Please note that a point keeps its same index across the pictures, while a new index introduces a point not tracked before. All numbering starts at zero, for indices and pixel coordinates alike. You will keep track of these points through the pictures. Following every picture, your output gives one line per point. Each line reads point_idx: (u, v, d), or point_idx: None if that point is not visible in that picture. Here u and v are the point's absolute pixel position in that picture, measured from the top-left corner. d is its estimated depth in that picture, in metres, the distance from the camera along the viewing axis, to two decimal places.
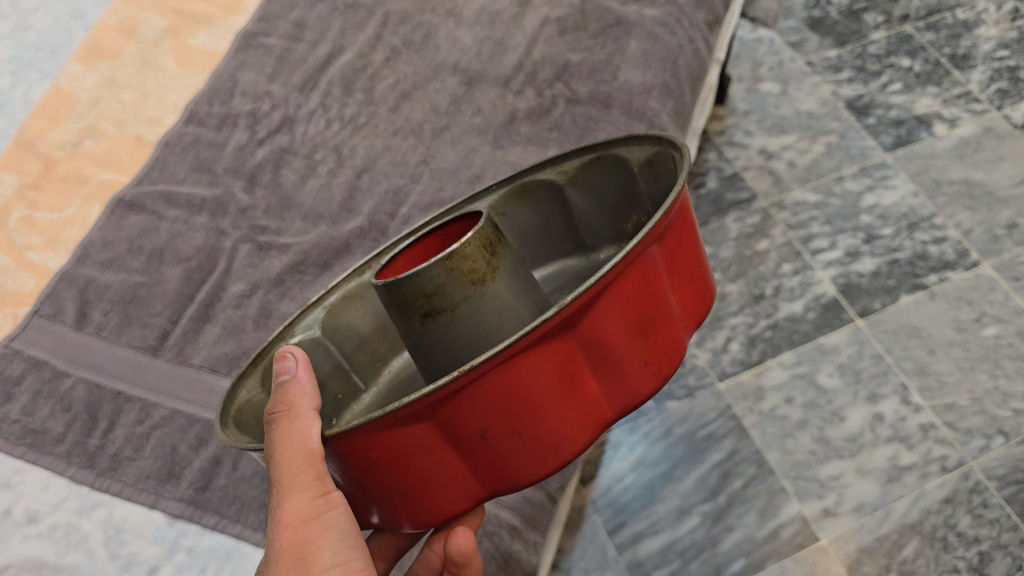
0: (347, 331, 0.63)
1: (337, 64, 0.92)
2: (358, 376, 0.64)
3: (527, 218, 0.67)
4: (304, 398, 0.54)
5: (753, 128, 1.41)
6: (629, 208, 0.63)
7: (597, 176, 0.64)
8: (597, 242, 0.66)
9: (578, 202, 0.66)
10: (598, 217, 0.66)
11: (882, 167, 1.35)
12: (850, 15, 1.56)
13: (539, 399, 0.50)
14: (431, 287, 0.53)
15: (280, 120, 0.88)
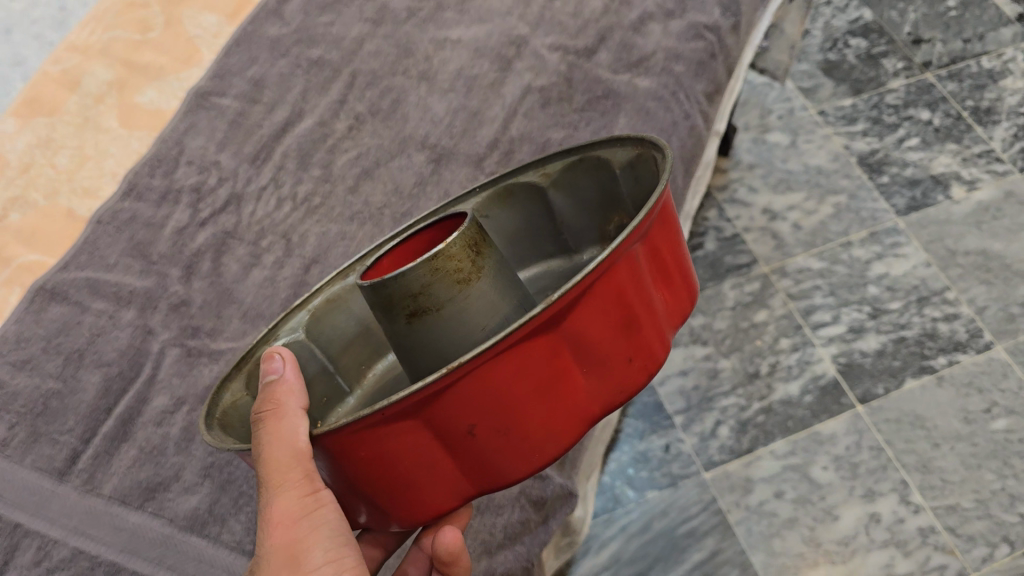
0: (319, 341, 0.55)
1: (294, 133, 0.84)
2: (342, 381, 0.57)
3: (508, 221, 0.59)
4: (293, 395, 0.49)
5: (757, 183, 1.32)
6: (612, 210, 0.57)
7: (581, 178, 0.57)
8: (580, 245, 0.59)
9: (559, 206, 0.59)
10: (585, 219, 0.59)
11: (892, 232, 1.27)
12: (869, 60, 1.46)
13: (523, 401, 0.44)
14: (417, 285, 0.46)
15: (227, 197, 0.80)
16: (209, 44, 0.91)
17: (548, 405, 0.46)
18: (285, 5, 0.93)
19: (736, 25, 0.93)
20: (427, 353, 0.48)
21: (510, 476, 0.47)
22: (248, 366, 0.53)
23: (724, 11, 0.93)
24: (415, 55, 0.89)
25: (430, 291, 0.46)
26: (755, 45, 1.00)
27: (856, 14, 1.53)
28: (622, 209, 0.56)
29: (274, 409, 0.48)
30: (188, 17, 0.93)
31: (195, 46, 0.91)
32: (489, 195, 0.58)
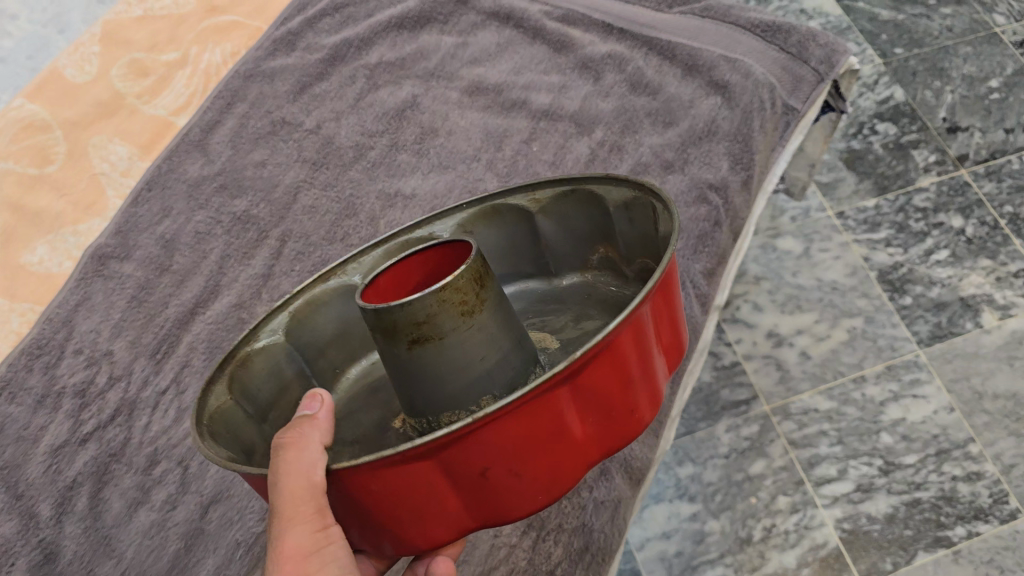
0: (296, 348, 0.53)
1: (204, 317, 0.69)
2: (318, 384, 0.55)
3: (492, 235, 0.56)
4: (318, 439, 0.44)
5: (763, 301, 1.19)
6: (601, 242, 0.54)
7: (569, 208, 0.54)
8: (564, 268, 0.57)
9: (548, 229, 0.55)
10: (568, 246, 0.56)
11: (911, 366, 1.13)
12: (897, 150, 1.30)
13: (535, 446, 0.41)
14: (422, 314, 0.43)
15: (117, 405, 0.66)
16: (116, 185, 0.76)
17: (552, 454, 0.42)
18: (211, 135, 0.78)
19: (747, 182, 0.78)
20: (421, 383, 0.45)
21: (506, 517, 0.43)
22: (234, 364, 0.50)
23: (732, 165, 0.78)
24: (358, 214, 0.74)
25: (433, 323, 0.43)
26: (769, 191, 0.85)
27: (885, 92, 1.36)
28: (611, 243, 0.53)
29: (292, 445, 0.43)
30: (93, 146, 0.78)
31: (99, 187, 0.76)
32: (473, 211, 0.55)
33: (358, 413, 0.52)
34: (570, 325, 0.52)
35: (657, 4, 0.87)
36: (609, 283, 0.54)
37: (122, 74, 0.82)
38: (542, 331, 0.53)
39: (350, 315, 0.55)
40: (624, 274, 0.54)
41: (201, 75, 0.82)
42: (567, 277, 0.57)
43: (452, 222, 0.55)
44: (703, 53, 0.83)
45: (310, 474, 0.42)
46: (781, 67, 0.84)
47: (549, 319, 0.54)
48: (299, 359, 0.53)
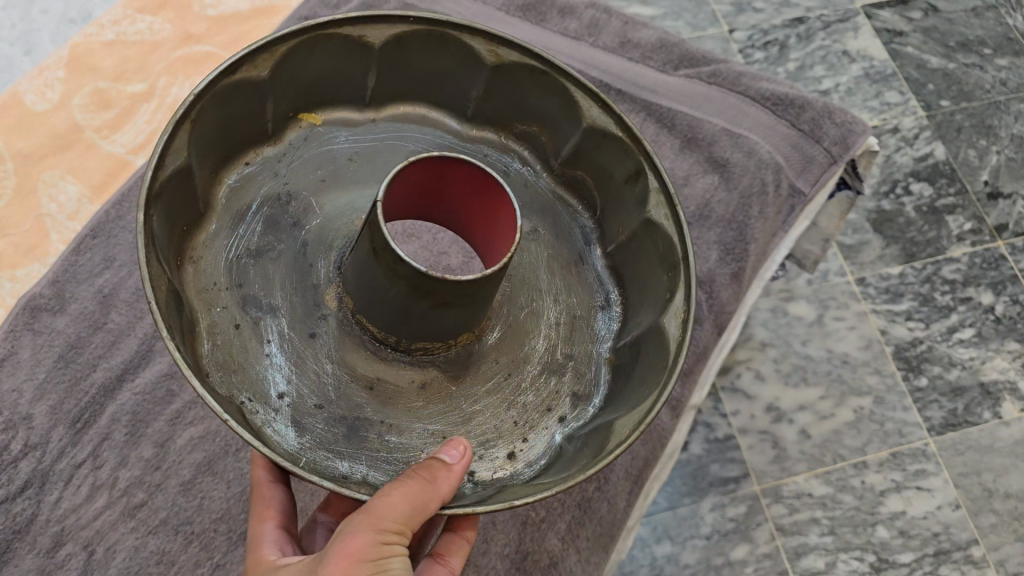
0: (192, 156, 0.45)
1: (132, 387, 0.66)
2: (201, 202, 0.47)
3: (423, 62, 0.53)
4: (448, 483, 0.42)
5: (767, 370, 1.08)
6: (538, 124, 0.54)
7: (522, 77, 0.52)
8: (480, 116, 0.55)
9: (484, 83, 0.53)
10: (495, 104, 0.54)
11: (919, 456, 1.04)
12: (930, 215, 1.19)
13: None
14: (459, 292, 0.43)
15: (28, 476, 0.63)
16: (60, 228, 0.73)
17: None
18: None
19: (737, 275, 0.72)
20: (413, 314, 0.45)
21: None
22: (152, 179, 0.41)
23: (722, 254, 0.72)
24: None
25: (470, 297, 0.43)
26: (765, 278, 0.77)
27: (925, 148, 1.24)
28: (554, 131, 0.54)
29: (425, 471, 0.42)
30: (44, 182, 0.74)
31: (44, 230, 0.73)
32: (419, 31, 0.50)
33: (269, 262, 0.47)
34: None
35: (662, 64, 0.81)
36: (527, 161, 0.55)
37: (83, 104, 0.77)
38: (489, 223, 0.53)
39: (237, 110, 0.48)
40: (545, 160, 0.55)
41: (167, 110, 0.78)
42: (478, 129, 0.55)
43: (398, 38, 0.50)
44: (704, 125, 0.77)
45: (421, 502, 0.41)
46: (791, 144, 0.77)
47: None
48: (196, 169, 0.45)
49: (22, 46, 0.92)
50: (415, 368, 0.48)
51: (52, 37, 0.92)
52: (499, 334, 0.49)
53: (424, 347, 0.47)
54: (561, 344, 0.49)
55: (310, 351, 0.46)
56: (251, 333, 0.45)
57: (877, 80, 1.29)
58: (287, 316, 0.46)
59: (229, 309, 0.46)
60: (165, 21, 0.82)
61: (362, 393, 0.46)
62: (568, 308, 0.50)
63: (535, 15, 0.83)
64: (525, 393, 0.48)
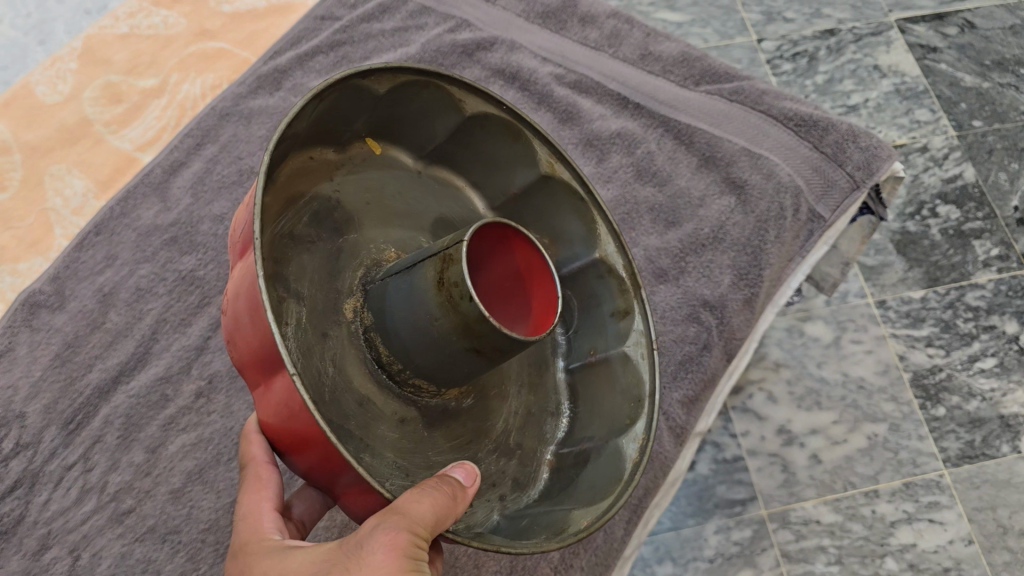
0: (300, 128, 0.42)
1: (126, 390, 0.65)
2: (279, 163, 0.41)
3: (482, 142, 0.52)
4: (464, 503, 0.40)
5: (779, 391, 1.05)
6: (548, 236, 0.54)
7: (557, 198, 0.53)
8: (502, 209, 0.53)
9: (520, 183, 0.53)
10: (520, 203, 0.53)
11: (933, 487, 1.00)
12: (957, 238, 1.15)
13: None
14: (506, 346, 0.40)
15: (18, 475, 0.62)
16: (64, 223, 0.73)
17: None
18: (173, 178, 0.73)
19: (749, 301, 0.70)
20: (419, 355, 0.42)
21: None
22: None
23: (735, 280, 0.70)
24: None
25: (501, 354, 0.40)
26: (780, 304, 0.75)
27: (954, 169, 1.20)
28: (560, 245, 0.54)
29: (445, 486, 0.39)
30: (51, 175, 0.75)
31: (47, 223, 0.73)
32: (502, 120, 0.50)
33: (306, 254, 0.42)
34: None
35: (683, 79, 0.80)
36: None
37: (94, 98, 0.79)
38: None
39: (344, 105, 0.44)
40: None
41: (177, 107, 0.79)
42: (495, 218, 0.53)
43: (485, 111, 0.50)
44: (724, 144, 0.75)
45: (445, 512, 0.39)
46: (812, 167, 0.74)
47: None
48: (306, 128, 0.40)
49: (37, 37, 0.99)
50: (398, 401, 0.43)
51: (68, 29, 1.00)
52: (474, 401, 0.46)
53: (416, 385, 0.43)
54: (516, 431, 0.47)
55: (320, 350, 0.40)
56: (277, 308, 0.38)
57: (908, 96, 1.26)
58: (308, 308, 0.41)
59: (267, 278, 0.38)
60: (180, 15, 0.84)
61: (353, 403, 0.41)
62: (527, 403, 0.49)
63: (555, 24, 0.83)
64: (481, 462, 0.45)
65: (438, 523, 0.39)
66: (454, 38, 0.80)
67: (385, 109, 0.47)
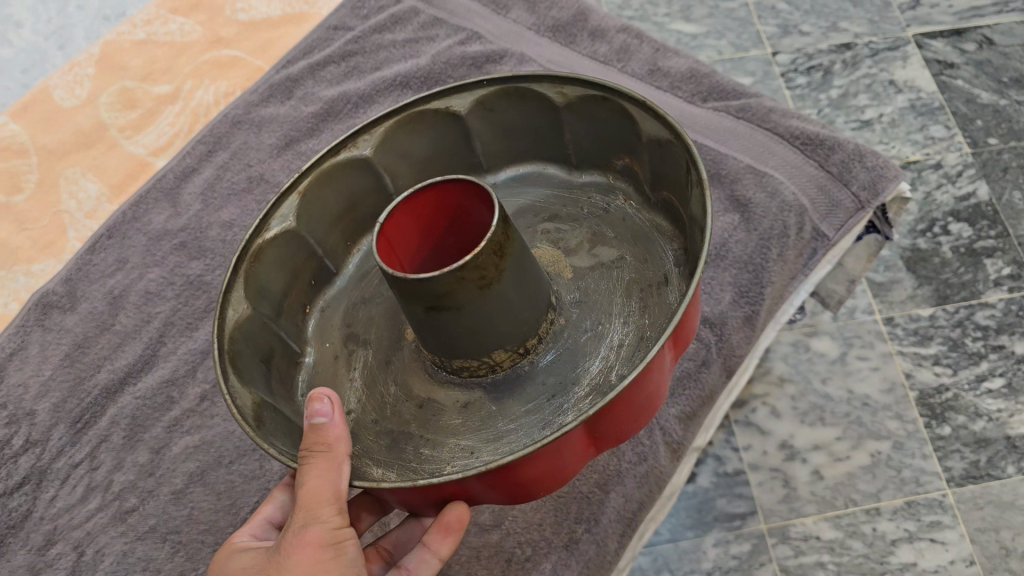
0: (304, 224, 0.55)
1: (132, 391, 0.68)
2: (330, 263, 0.58)
3: (519, 116, 0.58)
4: (343, 449, 0.45)
5: (783, 406, 1.05)
6: (621, 150, 0.56)
7: (597, 106, 0.54)
8: (584, 163, 0.59)
9: (569, 121, 0.56)
10: (589, 144, 0.57)
11: (935, 506, 0.96)
12: (969, 256, 1.11)
13: (536, 462, 0.43)
14: (442, 290, 0.44)
15: (26, 472, 0.66)
16: (78, 226, 0.78)
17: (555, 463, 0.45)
18: (184, 184, 0.78)
19: (750, 318, 0.69)
20: (446, 332, 0.47)
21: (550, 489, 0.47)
22: (250, 255, 0.52)
23: (736, 298, 0.70)
24: None
25: (453, 297, 0.44)
26: (783, 320, 0.75)
27: (968, 186, 1.16)
28: (630, 153, 0.55)
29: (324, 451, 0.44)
30: (66, 178, 0.80)
31: (62, 225, 0.78)
32: (495, 89, 0.56)
33: (374, 305, 0.56)
34: (586, 249, 0.55)
35: (691, 95, 0.80)
36: (626, 193, 0.57)
37: (110, 103, 0.84)
38: (555, 248, 0.55)
39: (356, 190, 0.58)
40: (643, 190, 0.55)
41: (189, 113, 0.83)
42: (585, 175, 0.59)
43: (471, 95, 0.57)
44: (729, 161, 0.76)
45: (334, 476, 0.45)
46: (818, 186, 0.74)
47: (565, 231, 0.56)
48: (312, 241, 0.56)
49: (57, 41, 1.02)
50: (463, 390, 0.50)
51: (87, 34, 1.02)
52: (552, 357, 0.50)
53: (462, 365, 0.49)
54: (618, 365, 0.48)
55: (383, 377, 0.52)
56: (344, 361, 0.54)
57: (923, 112, 1.23)
58: (374, 347, 0.54)
59: (336, 344, 0.55)
60: (196, 23, 0.88)
61: (412, 410, 0.50)
62: (637, 330, 0.49)
63: (565, 37, 0.84)
64: (566, 413, 0.47)
65: (331, 489, 0.45)
66: (464, 50, 0.82)
67: (416, 172, 0.60)
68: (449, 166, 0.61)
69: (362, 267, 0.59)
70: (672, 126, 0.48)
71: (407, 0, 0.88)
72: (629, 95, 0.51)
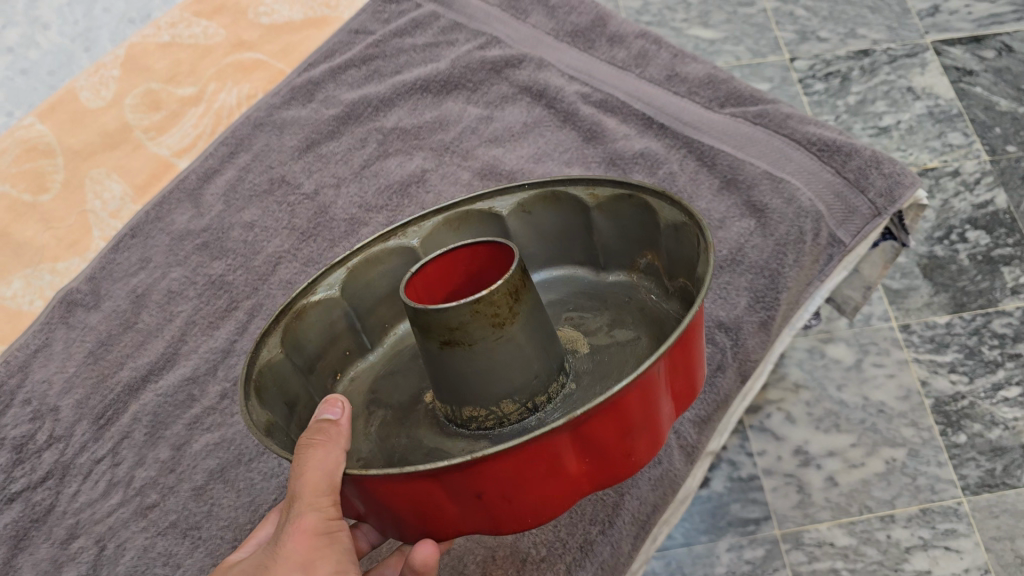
0: (347, 300, 0.58)
1: (154, 388, 0.69)
2: (368, 338, 0.59)
3: (554, 221, 0.59)
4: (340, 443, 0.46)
5: (798, 412, 1.05)
6: (648, 252, 0.56)
7: (625, 207, 0.56)
8: (614, 265, 0.59)
9: (598, 226, 0.58)
10: (620, 248, 0.58)
11: (950, 514, 0.96)
12: (985, 264, 1.10)
13: (522, 475, 0.43)
14: (455, 321, 0.46)
15: (50, 467, 0.67)
16: (102, 225, 0.79)
17: (545, 483, 0.44)
18: (207, 185, 0.79)
19: (765, 324, 0.70)
20: (460, 377, 0.48)
21: (548, 516, 0.47)
22: (289, 315, 0.55)
23: (751, 302, 0.70)
24: None
25: (465, 329, 0.47)
26: (798, 326, 0.75)
27: (985, 195, 1.15)
28: (654, 251, 0.55)
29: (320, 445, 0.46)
30: (91, 178, 0.82)
31: (86, 224, 0.79)
32: (533, 194, 0.58)
33: (400, 377, 0.57)
34: (604, 330, 0.55)
35: (708, 100, 0.81)
36: (648, 290, 0.56)
37: (135, 105, 0.86)
38: (576, 330, 0.56)
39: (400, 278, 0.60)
40: (664, 283, 0.55)
41: (212, 115, 0.84)
42: (614, 275, 0.59)
43: (512, 200, 0.58)
44: (747, 166, 0.76)
45: (330, 470, 0.45)
46: (834, 193, 0.74)
47: (587, 318, 0.56)
48: (351, 314, 0.58)
49: (83, 43, 1.04)
50: (469, 440, 0.50)
51: (112, 37, 1.03)
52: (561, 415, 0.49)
53: (473, 417, 0.50)
54: None
55: (396, 432, 0.53)
56: (364, 422, 0.54)
57: (941, 119, 1.23)
58: (394, 410, 0.54)
59: (360, 410, 0.55)
60: (220, 26, 0.90)
61: (418, 455, 0.50)
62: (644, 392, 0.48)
63: (584, 42, 0.85)
64: None
65: (327, 485, 0.46)
66: (483, 55, 0.84)
67: None
68: None
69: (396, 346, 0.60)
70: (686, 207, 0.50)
71: (428, 6, 0.89)
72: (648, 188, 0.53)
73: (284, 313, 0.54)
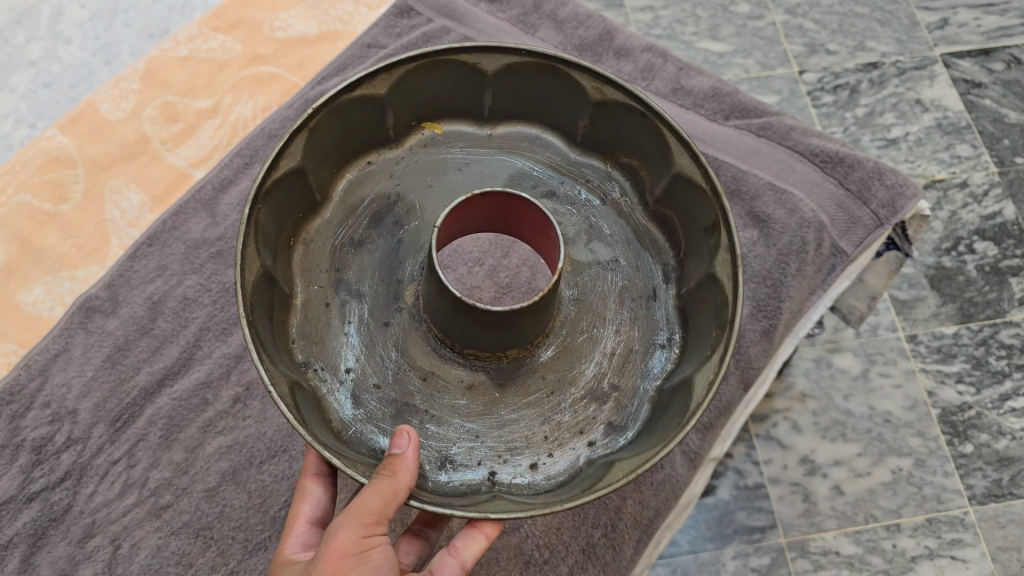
0: (304, 157, 0.54)
1: (170, 392, 0.72)
2: (318, 196, 0.57)
3: (537, 84, 0.58)
4: (407, 478, 0.47)
5: (805, 422, 1.03)
6: (637, 158, 0.58)
7: (629, 114, 0.56)
8: (588, 143, 0.60)
9: (592, 110, 0.58)
10: (602, 132, 0.59)
11: (956, 524, 0.97)
12: (994, 275, 1.11)
13: None
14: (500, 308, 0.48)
15: (68, 468, 0.70)
16: (121, 234, 0.82)
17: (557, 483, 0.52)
18: (222, 195, 0.80)
19: (767, 333, 0.71)
20: (476, 332, 0.52)
21: None
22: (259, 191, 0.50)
23: (754, 311, 0.72)
24: None
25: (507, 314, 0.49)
26: (801, 333, 0.76)
27: (994, 206, 1.16)
28: (645, 164, 0.57)
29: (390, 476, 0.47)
30: (111, 189, 0.84)
31: (106, 233, 0.82)
32: (528, 62, 0.56)
33: (364, 253, 0.56)
34: (584, 240, 0.58)
35: (713, 113, 0.82)
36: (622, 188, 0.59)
37: (154, 116, 0.88)
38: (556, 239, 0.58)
39: (354, 122, 0.56)
40: (642, 193, 0.59)
41: (229, 127, 0.87)
42: (585, 156, 0.60)
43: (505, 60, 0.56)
44: (750, 178, 0.77)
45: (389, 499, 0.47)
46: (838, 204, 0.76)
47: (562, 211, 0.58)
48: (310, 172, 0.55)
49: (103, 57, 1.09)
50: (468, 371, 0.54)
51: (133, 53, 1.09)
52: (553, 352, 0.55)
53: (475, 355, 0.54)
54: (610, 374, 0.54)
55: (382, 338, 0.54)
56: (337, 311, 0.55)
57: (950, 131, 1.24)
58: (369, 304, 0.55)
59: (324, 287, 0.55)
60: (236, 41, 0.92)
61: (416, 381, 0.54)
62: (628, 340, 0.55)
63: (591, 56, 0.87)
64: (562, 411, 0.53)
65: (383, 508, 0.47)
66: None
67: (415, 106, 0.59)
68: (445, 105, 0.60)
69: (344, 201, 0.58)
70: (715, 184, 0.51)
71: (438, 19, 0.89)
72: (670, 124, 0.53)
73: (257, 198, 0.49)
